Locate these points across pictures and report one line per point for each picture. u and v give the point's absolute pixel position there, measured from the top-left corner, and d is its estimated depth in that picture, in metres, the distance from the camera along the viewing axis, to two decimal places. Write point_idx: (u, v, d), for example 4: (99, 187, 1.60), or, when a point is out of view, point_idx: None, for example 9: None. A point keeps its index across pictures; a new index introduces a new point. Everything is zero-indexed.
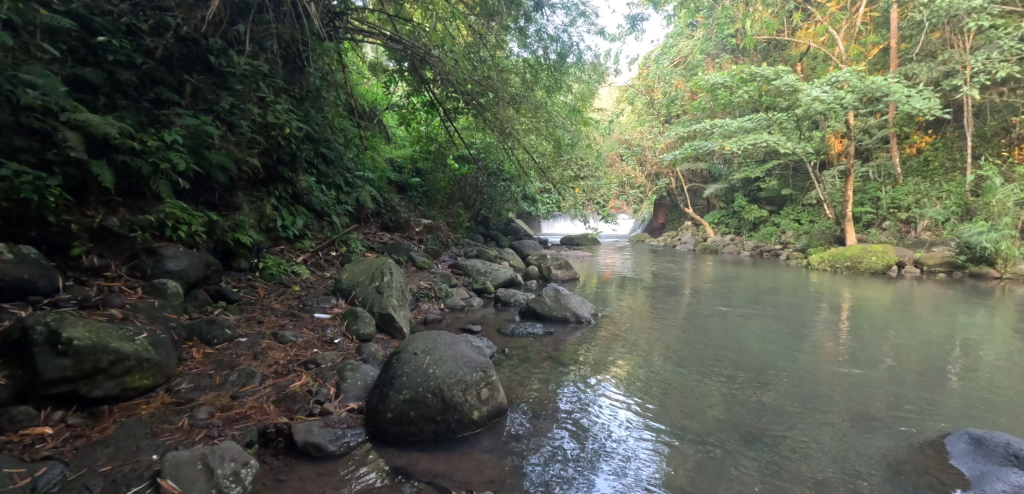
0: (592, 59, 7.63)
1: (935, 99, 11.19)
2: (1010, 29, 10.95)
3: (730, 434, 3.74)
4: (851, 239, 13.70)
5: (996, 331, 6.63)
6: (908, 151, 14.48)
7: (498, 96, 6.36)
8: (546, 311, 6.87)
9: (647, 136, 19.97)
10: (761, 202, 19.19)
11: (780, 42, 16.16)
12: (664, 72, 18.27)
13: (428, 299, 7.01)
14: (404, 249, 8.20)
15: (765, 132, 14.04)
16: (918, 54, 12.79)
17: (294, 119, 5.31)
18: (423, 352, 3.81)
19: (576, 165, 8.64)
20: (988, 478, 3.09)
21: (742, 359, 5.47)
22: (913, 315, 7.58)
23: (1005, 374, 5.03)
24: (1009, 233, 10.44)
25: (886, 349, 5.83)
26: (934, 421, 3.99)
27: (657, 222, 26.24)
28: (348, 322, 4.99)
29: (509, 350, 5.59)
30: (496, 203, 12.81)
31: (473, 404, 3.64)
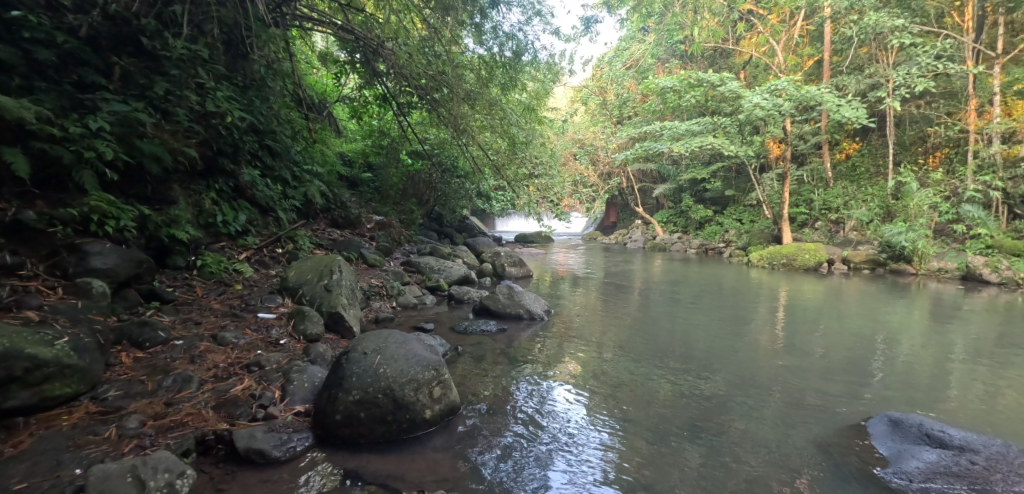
0: (546, 58, 7.67)
1: (862, 109, 11.99)
2: (927, 48, 11.92)
3: (677, 425, 3.89)
4: (787, 238, 14.55)
5: (912, 323, 7.23)
6: (838, 156, 15.63)
7: (453, 91, 6.30)
8: (500, 308, 6.88)
9: (600, 136, 20.33)
10: (706, 202, 20.02)
11: (725, 50, 16.94)
12: (616, 74, 18.68)
13: (379, 297, 6.87)
14: (355, 246, 8.00)
15: (710, 135, 14.60)
16: (848, 67, 13.84)
17: (236, 108, 5.03)
18: (374, 351, 3.72)
19: (530, 163, 8.69)
20: (904, 457, 3.34)
21: (688, 353, 5.70)
22: (841, 309, 8.14)
23: (919, 362, 5.50)
24: (924, 233, 11.41)
25: (817, 341, 6.25)
26: (859, 407, 4.30)
27: (609, 220, 26.83)
28: (295, 322, 4.81)
29: (463, 347, 5.56)
30: (450, 200, 12.70)
31: (425, 403, 3.59)
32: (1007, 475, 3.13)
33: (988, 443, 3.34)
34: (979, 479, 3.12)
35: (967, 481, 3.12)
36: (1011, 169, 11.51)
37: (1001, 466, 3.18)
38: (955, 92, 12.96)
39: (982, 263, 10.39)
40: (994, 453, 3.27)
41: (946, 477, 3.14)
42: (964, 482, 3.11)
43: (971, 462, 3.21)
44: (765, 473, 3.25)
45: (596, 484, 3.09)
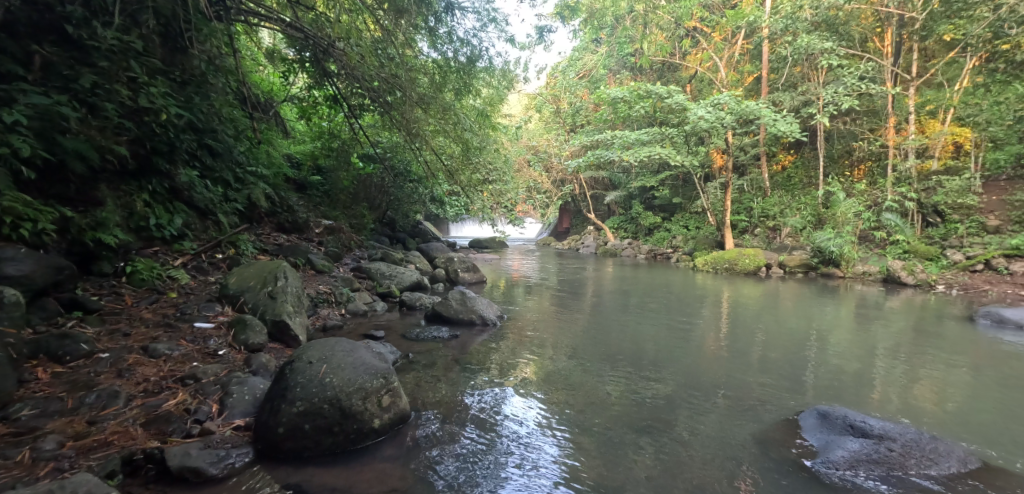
0: (501, 66, 7.75)
1: (796, 124, 12.80)
2: (853, 69, 12.86)
3: (627, 425, 4.01)
4: (729, 244, 15.30)
5: (841, 323, 7.76)
6: (775, 168, 16.61)
7: (406, 95, 6.23)
8: (453, 314, 6.84)
9: (553, 143, 20.65)
10: (655, 209, 20.73)
11: (672, 64, 17.66)
12: (570, 83, 19.07)
13: (327, 305, 6.67)
14: (302, 251, 7.74)
15: (658, 145, 15.15)
16: (783, 84, 14.73)
17: (174, 105, 4.72)
18: (320, 360, 3.61)
19: (485, 169, 8.71)
20: (832, 447, 3.57)
21: (637, 356, 5.87)
22: (778, 311, 8.63)
23: (846, 359, 5.90)
24: (850, 239, 12.29)
25: (757, 342, 6.59)
26: (795, 402, 4.56)
27: (562, 226, 27.26)
28: (236, 331, 4.59)
29: (414, 354, 5.49)
30: (403, 204, 12.54)
31: (374, 412, 3.51)
32: (919, 460, 3.41)
33: (903, 431, 3.62)
34: (896, 464, 3.39)
35: (885, 467, 3.38)
36: (923, 182, 12.71)
37: (915, 451, 3.46)
38: (875, 110, 14.11)
39: (900, 267, 11.28)
40: (909, 439, 3.54)
41: (867, 464, 3.39)
42: (884, 467, 3.37)
43: (889, 448, 3.47)
44: (710, 470, 3.38)
45: (550, 488, 3.13)
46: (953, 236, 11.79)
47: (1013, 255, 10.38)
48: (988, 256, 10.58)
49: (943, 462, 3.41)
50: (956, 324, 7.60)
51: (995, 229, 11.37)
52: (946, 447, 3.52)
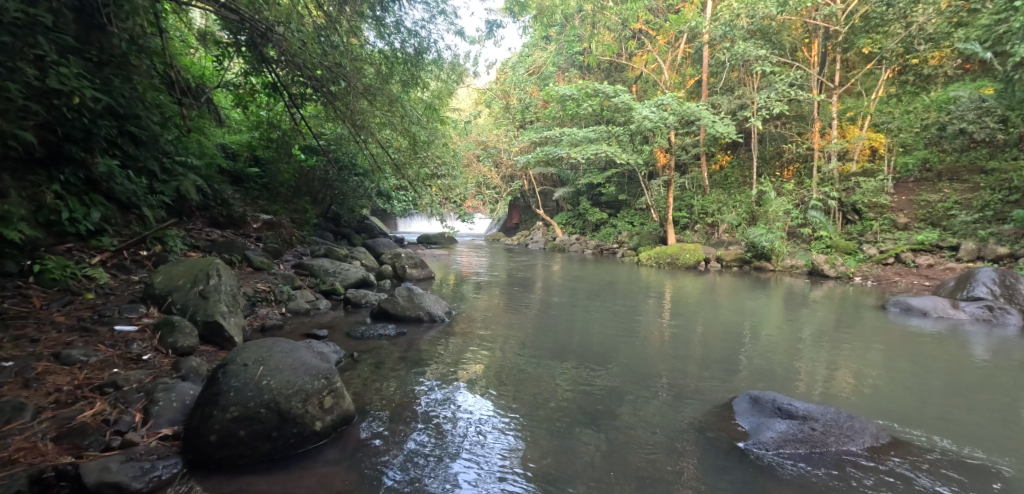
0: (450, 59, 7.69)
1: (732, 126, 13.47)
2: (784, 77, 13.61)
3: (573, 416, 4.11)
4: (671, 239, 15.95)
5: (772, 313, 8.29)
6: (713, 167, 17.49)
7: (351, 85, 6.03)
8: (400, 311, 6.72)
9: (502, 139, 20.64)
10: (602, 205, 21.25)
11: (619, 64, 18.10)
12: (519, 80, 19.12)
13: (265, 304, 6.38)
14: (239, 247, 7.36)
15: (605, 143, 15.49)
16: (722, 88, 15.45)
17: (90, 88, 4.32)
18: (255, 362, 3.45)
19: (433, 163, 8.62)
20: (762, 429, 3.79)
21: (585, 349, 6.02)
22: (716, 303, 9.11)
23: (776, 347, 6.31)
24: (779, 234, 13.11)
25: (697, 333, 6.91)
26: (731, 388, 4.82)
27: (511, 222, 27.43)
28: (162, 334, 4.30)
29: (359, 353, 5.36)
30: (348, 198, 12.18)
31: (315, 415, 3.39)
32: (837, 437, 3.69)
33: (824, 410, 3.87)
34: (817, 442, 3.64)
35: (809, 445, 3.63)
36: (844, 182, 13.73)
37: (834, 429, 3.73)
38: (803, 115, 15.10)
39: (823, 261, 12.11)
40: (830, 419, 3.80)
41: (793, 443, 3.63)
42: (807, 446, 3.62)
43: (812, 428, 3.71)
44: (655, 457, 3.51)
45: (502, 486, 3.11)
46: (868, 232, 12.83)
47: (919, 249, 11.41)
48: (897, 251, 11.56)
49: (858, 439, 3.71)
50: (871, 313, 8.28)
51: (904, 226, 12.46)
52: (861, 424, 3.82)
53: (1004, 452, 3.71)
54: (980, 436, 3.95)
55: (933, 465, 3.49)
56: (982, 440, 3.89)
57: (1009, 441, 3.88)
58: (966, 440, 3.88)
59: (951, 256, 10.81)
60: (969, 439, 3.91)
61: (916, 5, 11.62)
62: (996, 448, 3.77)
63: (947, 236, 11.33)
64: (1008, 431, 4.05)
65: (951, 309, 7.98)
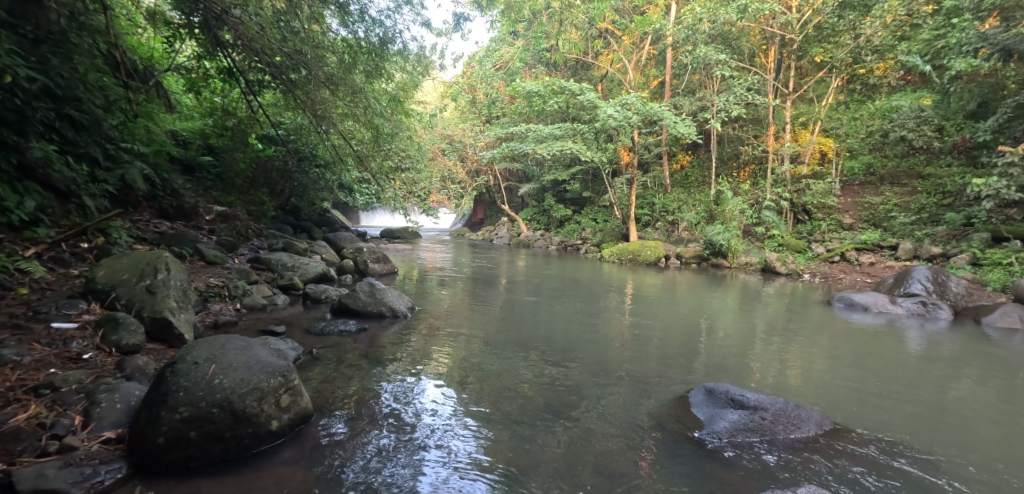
0: (416, 50, 7.56)
1: (693, 127, 13.86)
2: (742, 81, 14.01)
3: (536, 410, 4.17)
4: (633, 236, 16.30)
5: (728, 308, 8.62)
6: (674, 167, 18.09)
7: (312, 74, 5.86)
8: (361, 307, 6.60)
9: (468, 134, 20.49)
10: (566, 202, 21.46)
11: (585, 63, 18.30)
12: (486, 74, 19.03)
13: (219, 299, 6.14)
14: (190, 240, 7.04)
15: (570, 141, 15.64)
16: (684, 90, 15.87)
17: (23, 66, 4.00)
18: (207, 360, 3.33)
19: (396, 156, 8.49)
20: (716, 419, 3.95)
21: (549, 344, 6.08)
22: (675, 298, 9.38)
23: (731, 341, 6.57)
24: (735, 233, 13.59)
25: (657, 328, 7.10)
26: (688, 381, 4.99)
27: (477, 217, 27.39)
28: (105, 332, 4.07)
29: (318, 349, 5.24)
30: (309, 190, 11.84)
31: (271, 414, 3.29)
32: (785, 426, 3.87)
33: (773, 400, 4.06)
34: (766, 431, 3.82)
35: (759, 433, 3.81)
36: (796, 184, 14.36)
37: (783, 418, 3.91)
38: (759, 119, 15.69)
39: (775, 259, 12.64)
40: (778, 408, 3.99)
41: (744, 432, 3.80)
42: (757, 434, 3.79)
43: (762, 417, 3.89)
44: (616, 450, 3.59)
45: (468, 481, 3.13)
46: (817, 232, 13.49)
47: (862, 249, 11.93)
48: (843, 249, 12.10)
49: (804, 426, 3.91)
50: (819, 309, 8.72)
51: (849, 226, 13.15)
52: (807, 412, 4.04)
53: (938, 441, 3.95)
54: (917, 426, 4.19)
55: (871, 452, 3.71)
56: (919, 430, 4.12)
57: (942, 430, 4.14)
58: (905, 429, 4.11)
59: (891, 254, 11.41)
60: (907, 429, 4.14)
61: (864, 18, 12.23)
62: (931, 437, 4.00)
63: (887, 236, 12.02)
64: (941, 420, 4.31)
65: (890, 304, 8.51)
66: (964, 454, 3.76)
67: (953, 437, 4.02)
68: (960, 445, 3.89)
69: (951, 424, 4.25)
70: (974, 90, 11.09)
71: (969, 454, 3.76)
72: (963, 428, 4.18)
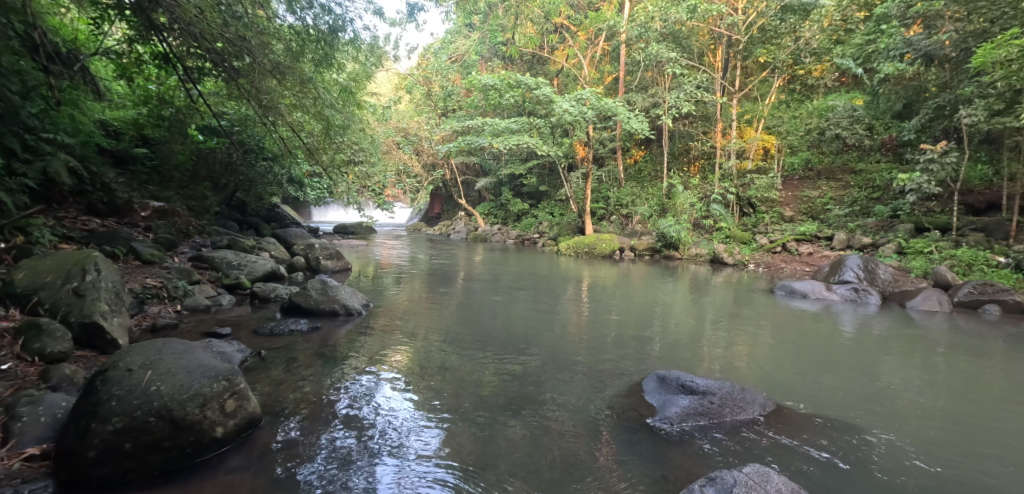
0: (369, 41, 7.35)
1: (646, 123, 14.19)
2: (692, 79, 14.47)
3: (494, 405, 4.18)
4: (588, 229, 16.57)
5: (679, 298, 8.94)
6: (628, 161, 18.53)
7: (257, 61, 5.57)
8: (313, 306, 6.41)
9: (424, 127, 20.10)
10: (523, 196, 21.56)
11: (541, 57, 18.37)
12: (441, 66, 18.79)
13: (157, 301, 5.80)
14: (123, 238, 6.60)
15: (526, 135, 15.65)
16: (637, 86, 16.23)
17: None
18: (142, 367, 3.14)
19: (349, 148, 8.24)
20: (668, 405, 4.09)
21: (507, 338, 6.11)
22: (629, 290, 9.63)
23: (682, 330, 6.83)
24: (685, 225, 14.07)
25: (612, 319, 7.27)
26: (642, 370, 5.14)
27: (433, 211, 27.09)
28: (26, 339, 3.76)
29: (268, 351, 5.05)
30: (256, 184, 11.34)
31: (215, 420, 3.14)
32: (731, 409, 4.07)
33: (721, 385, 4.24)
34: (714, 414, 4.00)
35: (708, 417, 3.98)
36: (742, 179, 15.01)
37: (729, 401, 4.10)
38: (708, 116, 16.28)
39: (723, 250, 13.15)
40: (726, 392, 4.17)
41: (694, 417, 3.96)
42: (706, 418, 3.96)
43: (711, 401, 4.06)
44: (575, 440, 3.65)
45: (427, 476, 3.13)
46: (760, 224, 14.17)
47: (802, 239, 12.62)
48: (784, 241, 12.75)
49: (748, 409, 4.12)
50: (762, 296, 9.19)
51: (790, 219, 13.90)
52: (751, 395, 4.24)
53: (877, 419, 4.19)
54: (855, 406, 4.45)
55: (812, 431, 3.91)
56: (857, 410, 4.37)
57: (880, 409, 4.39)
58: (842, 409, 4.37)
59: (826, 245, 12.14)
60: (846, 409, 4.39)
61: (804, 22, 12.88)
62: (871, 416, 4.24)
63: (824, 228, 12.77)
64: (877, 399, 4.59)
65: (826, 291, 9.06)
66: (901, 430, 4.01)
67: (890, 415, 4.28)
68: (897, 423, 4.14)
69: (886, 402, 4.54)
70: (900, 92, 11.92)
71: (905, 430, 4.01)
72: (896, 405, 4.47)
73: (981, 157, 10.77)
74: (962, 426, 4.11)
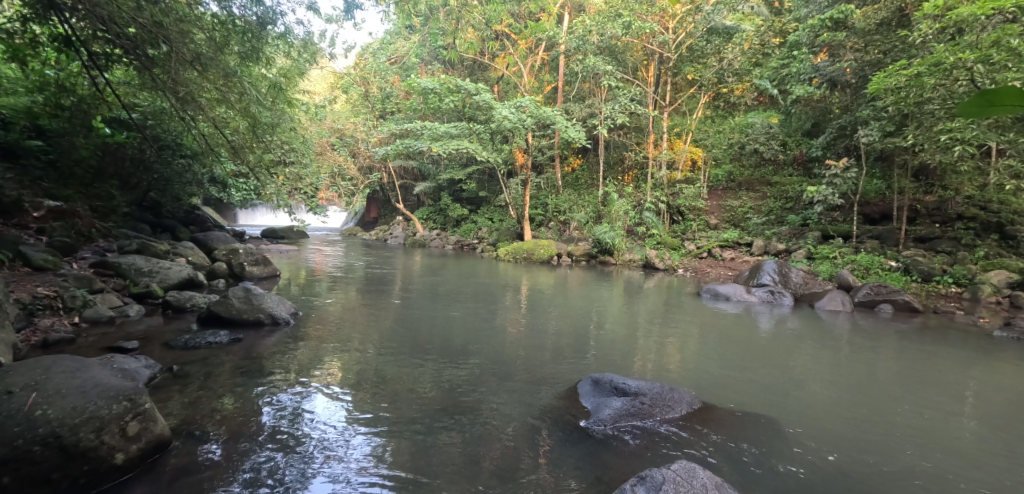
0: (303, 37, 7.04)
1: (583, 132, 14.60)
2: (626, 92, 15.02)
3: (432, 413, 4.12)
4: (527, 235, 16.76)
5: (613, 303, 9.24)
6: (566, 169, 18.96)
7: (175, 50, 5.16)
8: (235, 316, 6.00)
9: (360, 128, 19.28)
10: (462, 201, 21.47)
11: (482, 63, 18.46)
12: (380, 67, 18.39)
13: (49, 313, 5.23)
14: (9, 242, 5.91)
15: (466, 140, 15.59)
16: (574, 97, 16.69)
17: None
18: (26, 388, 2.82)
19: (279, 148, 7.82)
20: (602, 407, 4.19)
21: (445, 345, 6.03)
22: (567, 295, 9.84)
23: (617, 333, 7.05)
24: (620, 232, 14.56)
25: (551, 324, 7.38)
26: (578, 374, 5.26)
27: (370, 216, 26.38)
28: None
29: (182, 366, 4.67)
30: (173, 184, 10.50)
31: (114, 445, 2.87)
32: (661, 408, 4.23)
33: (651, 385, 4.39)
34: (645, 414, 4.15)
35: (639, 417, 4.12)
36: (672, 188, 15.81)
37: (659, 401, 4.26)
38: (641, 128, 17.01)
39: (654, 255, 13.68)
40: (656, 392, 4.33)
41: (626, 417, 4.08)
42: (637, 418, 4.10)
43: (642, 402, 4.20)
44: (512, 446, 3.66)
45: (361, 489, 3.03)
46: (689, 231, 14.97)
47: (725, 246, 13.46)
48: (710, 247, 13.54)
49: (676, 407, 4.30)
50: (690, 300, 9.69)
51: (715, 226, 14.80)
52: (679, 394, 4.43)
53: (803, 414, 4.48)
54: (772, 400, 4.77)
55: (769, 439, 3.96)
56: (773, 403, 4.70)
57: (796, 403, 4.73)
58: (760, 403, 4.68)
59: (747, 251, 13.02)
60: (764, 403, 4.70)
61: (727, 44, 13.83)
62: (797, 411, 4.53)
63: (744, 235, 13.71)
64: (791, 393, 4.97)
65: (746, 294, 9.71)
66: (823, 423, 4.32)
67: (805, 408, 4.62)
68: (811, 415, 4.47)
69: (801, 396, 4.89)
70: (809, 112, 13.05)
71: (818, 421, 4.34)
72: (809, 399, 4.84)
73: (876, 173, 12.02)
74: (889, 417, 4.49)
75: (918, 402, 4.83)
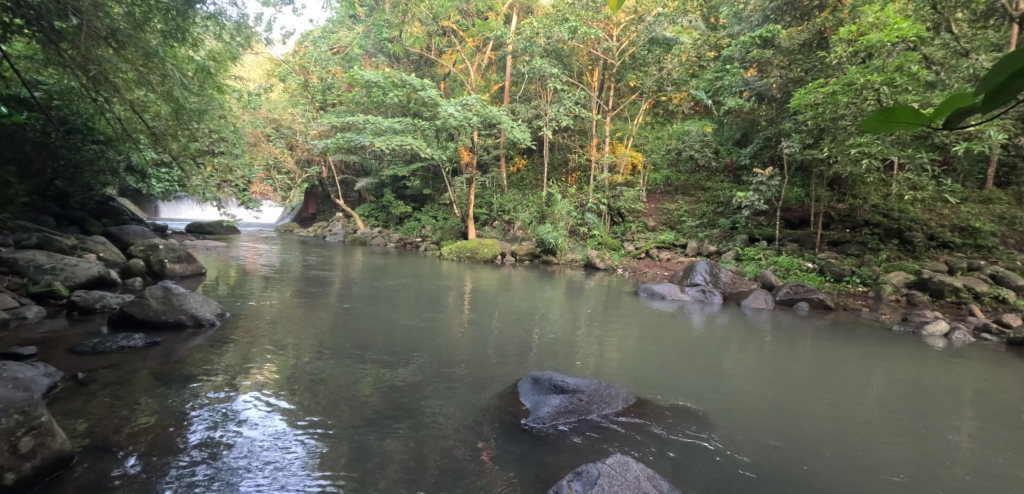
0: (235, 19, 6.65)
1: (528, 133, 14.75)
2: (571, 95, 15.31)
3: (371, 416, 4.02)
4: (471, 233, 16.69)
5: (555, 302, 9.41)
6: (511, 169, 19.07)
7: (88, 26, 4.70)
8: (152, 317, 5.57)
9: (298, 119, 18.54)
10: (405, 199, 21.05)
11: (428, 59, 18.21)
12: (320, 56, 17.68)
13: None
14: None
15: (410, 136, 15.30)
16: (520, 97, 16.81)
17: None
18: None
19: (207, 137, 7.33)
20: (541, 404, 4.25)
21: (385, 347, 5.88)
22: (510, 294, 9.92)
23: (558, 332, 7.16)
24: (563, 232, 14.79)
25: (494, 324, 7.40)
26: (519, 373, 5.30)
27: (308, 212, 25.32)
28: None
29: (90, 373, 4.28)
30: (83, 172, 9.57)
31: (4, 464, 2.61)
32: (598, 404, 4.35)
33: (588, 382, 4.50)
34: (583, 411, 4.25)
35: (576, 414, 4.22)
36: (613, 190, 16.29)
37: (596, 397, 4.38)
38: (584, 131, 17.41)
39: (595, 256, 14.05)
40: (593, 388, 4.44)
41: (564, 415, 4.17)
42: (574, 415, 4.20)
43: (580, 398, 4.30)
44: (453, 447, 3.65)
45: None
46: (628, 232, 15.50)
47: (662, 247, 14.07)
48: (648, 248, 14.07)
49: (612, 403, 4.43)
50: (628, 298, 10.04)
51: (652, 228, 15.40)
52: (615, 390, 4.58)
53: (734, 408, 4.73)
54: (706, 396, 5.00)
55: (712, 436, 4.10)
56: (707, 399, 4.92)
57: (728, 397, 4.99)
58: (696, 400, 4.89)
59: (681, 252, 13.66)
60: (699, 399, 4.92)
61: (666, 55, 14.40)
62: (729, 406, 4.77)
63: (679, 237, 14.39)
64: (722, 388, 5.23)
65: (680, 293, 10.19)
66: (753, 416, 4.58)
67: (736, 402, 4.88)
68: (742, 408, 4.73)
69: (732, 391, 5.17)
70: (739, 123, 13.86)
71: (748, 415, 4.60)
72: (739, 393, 5.12)
73: (797, 182, 12.97)
74: (811, 408, 4.82)
75: (831, 391, 5.28)
